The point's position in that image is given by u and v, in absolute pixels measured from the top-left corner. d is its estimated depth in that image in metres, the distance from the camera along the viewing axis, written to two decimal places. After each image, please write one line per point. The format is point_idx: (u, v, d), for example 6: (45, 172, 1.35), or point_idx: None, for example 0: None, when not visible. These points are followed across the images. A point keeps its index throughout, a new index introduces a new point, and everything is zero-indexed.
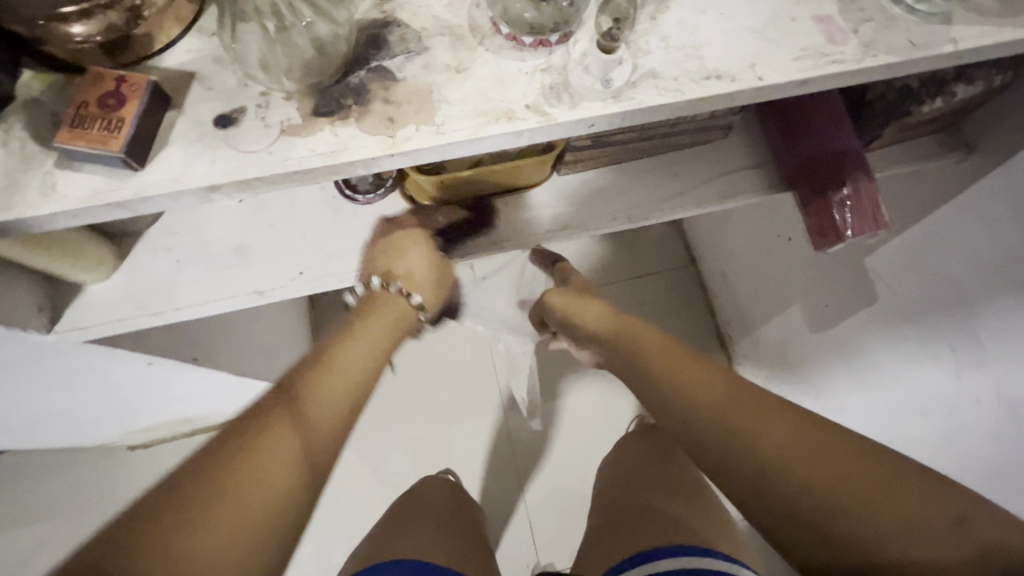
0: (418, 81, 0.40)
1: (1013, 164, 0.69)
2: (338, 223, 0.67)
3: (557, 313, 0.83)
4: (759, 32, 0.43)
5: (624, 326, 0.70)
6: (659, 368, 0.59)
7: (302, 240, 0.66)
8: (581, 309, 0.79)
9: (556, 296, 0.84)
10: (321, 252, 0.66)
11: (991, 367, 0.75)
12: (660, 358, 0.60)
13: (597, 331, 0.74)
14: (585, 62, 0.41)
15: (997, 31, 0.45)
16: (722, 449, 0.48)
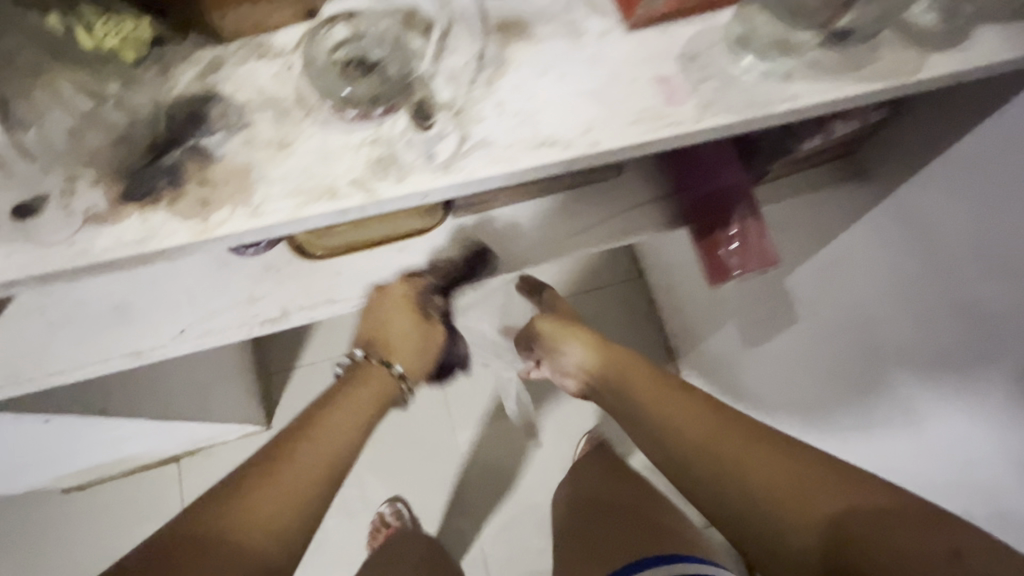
0: (237, 159, 0.39)
1: (902, 195, 0.71)
2: (226, 279, 0.65)
3: (547, 341, 0.82)
4: (597, 95, 0.43)
5: (617, 366, 0.73)
6: (657, 407, 0.64)
7: (183, 298, 0.64)
8: (571, 343, 0.78)
9: (547, 324, 0.82)
10: (204, 310, 0.64)
11: (900, 392, 0.77)
12: (656, 400, 0.64)
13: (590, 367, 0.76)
14: (414, 133, 0.40)
15: (835, 87, 0.45)
16: (717, 484, 0.53)
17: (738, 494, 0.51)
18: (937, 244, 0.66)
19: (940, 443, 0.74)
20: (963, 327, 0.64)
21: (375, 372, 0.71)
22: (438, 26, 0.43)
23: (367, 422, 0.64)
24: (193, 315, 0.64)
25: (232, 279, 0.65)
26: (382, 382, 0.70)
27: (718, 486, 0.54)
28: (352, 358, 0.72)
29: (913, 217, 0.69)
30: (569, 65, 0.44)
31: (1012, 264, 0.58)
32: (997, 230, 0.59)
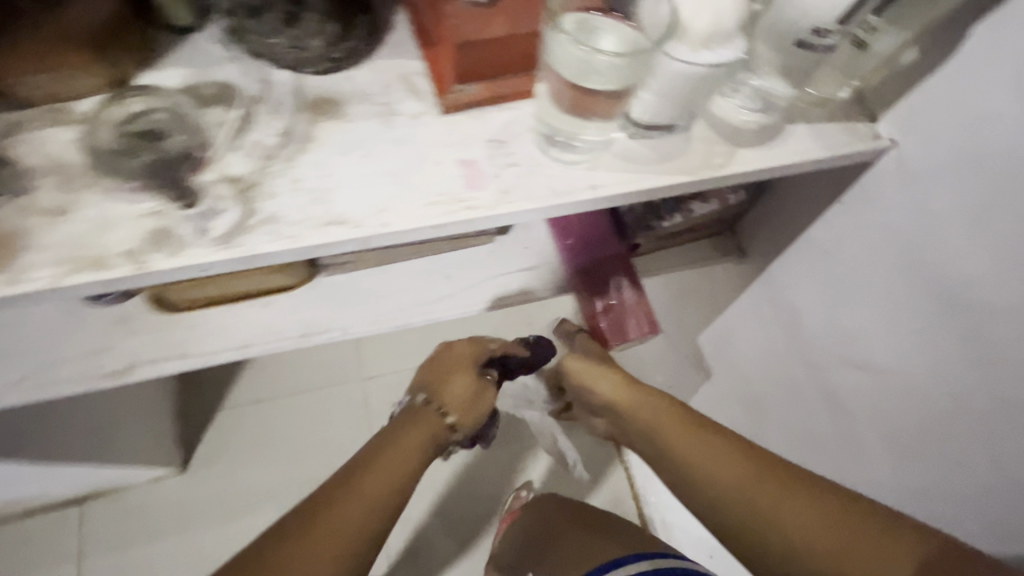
0: (9, 226, 0.39)
1: (772, 274, 0.72)
2: (77, 327, 0.63)
3: (575, 384, 0.66)
4: (398, 176, 0.44)
5: (643, 415, 0.57)
6: (678, 451, 0.51)
7: (29, 345, 0.62)
8: (595, 385, 0.62)
9: (576, 365, 0.65)
10: (49, 358, 0.62)
11: None
12: (669, 431, 0.53)
13: (597, 403, 0.64)
14: (194, 207, 0.40)
15: (640, 177, 0.46)
16: (746, 536, 0.46)
17: (769, 539, 0.44)
18: (804, 329, 0.68)
19: None
20: (836, 416, 0.66)
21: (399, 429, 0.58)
22: (250, 101, 0.45)
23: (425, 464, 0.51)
24: (36, 363, 0.61)
25: (85, 327, 0.63)
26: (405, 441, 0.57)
27: (743, 535, 0.46)
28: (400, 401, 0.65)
29: (780, 298, 0.72)
30: (376, 145, 0.45)
31: (869, 358, 0.59)
32: (852, 325, 0.61)
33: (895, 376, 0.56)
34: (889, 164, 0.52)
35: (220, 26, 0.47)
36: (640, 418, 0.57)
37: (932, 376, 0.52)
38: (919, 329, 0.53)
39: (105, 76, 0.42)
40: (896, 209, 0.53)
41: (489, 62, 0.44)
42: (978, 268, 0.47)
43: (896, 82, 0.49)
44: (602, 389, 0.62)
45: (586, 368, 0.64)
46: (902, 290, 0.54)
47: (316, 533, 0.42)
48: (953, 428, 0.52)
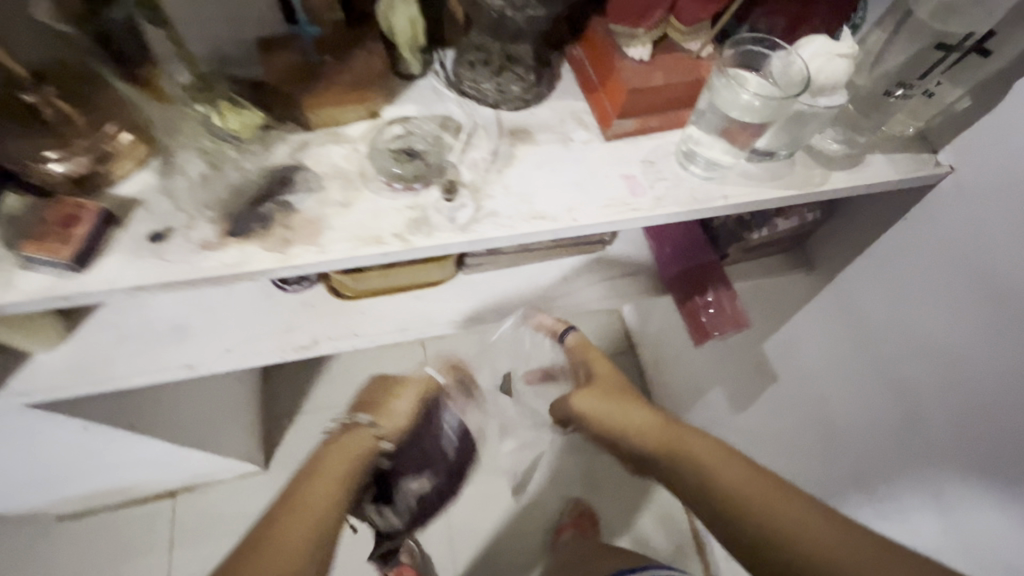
0: (312, 213, 0.53)
1: (838, 283, 0.85)
2: (276, 310, 0.78)
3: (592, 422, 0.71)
4: (579, 185, 0.58)
5: (676, 452, 0.58)
6: (716, 477, 0.53)
7: (235, 322, 0.77)
8: (621, 420, 0.66)
9: (590, 405, 0.70)
10: (249, 333, 0.77)
11: (851, 458, 0.89)
12: (714, 469, 0.53)
13: (607, 436, 0.68)
14: (443, 203, 0.55)
15: (759, 191, 0.60)
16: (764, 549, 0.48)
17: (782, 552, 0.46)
18: (868, 327, 0.80)
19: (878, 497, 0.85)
20: (898, 403, 0.77)
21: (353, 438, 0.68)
22: (467, 128, 0.60)
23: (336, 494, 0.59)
24: (241, 337, 0.76)
25: (279, 309, 0.78)
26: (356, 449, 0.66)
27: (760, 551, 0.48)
28: (353, 419, 0.71)
29: (845, 303, 0.84)
30: (560, 162, 0.59)
31: (930, 350, 0.71)
32: (914, 322, 0.73)
33: (953, 364, 0.68)
34: (948, 185, 0.65)
35: (438, 75, 0.63)
36: (677, 457, 0.57)
37: (987, 360, 0.64)
38: (973, 323, 0.65)
39: (370, 109, 0.58)
40: (955, 222, 0.66)
41: (646, 103, 0.59)
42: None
43: (953, 123, 0.63)
44: (630, 425, 0.64)
45: (613, 402, 0.68)
46: (959, 291, 0.66)
47: (258, 546, 0.50)
48: (1005, 391, 0.62)
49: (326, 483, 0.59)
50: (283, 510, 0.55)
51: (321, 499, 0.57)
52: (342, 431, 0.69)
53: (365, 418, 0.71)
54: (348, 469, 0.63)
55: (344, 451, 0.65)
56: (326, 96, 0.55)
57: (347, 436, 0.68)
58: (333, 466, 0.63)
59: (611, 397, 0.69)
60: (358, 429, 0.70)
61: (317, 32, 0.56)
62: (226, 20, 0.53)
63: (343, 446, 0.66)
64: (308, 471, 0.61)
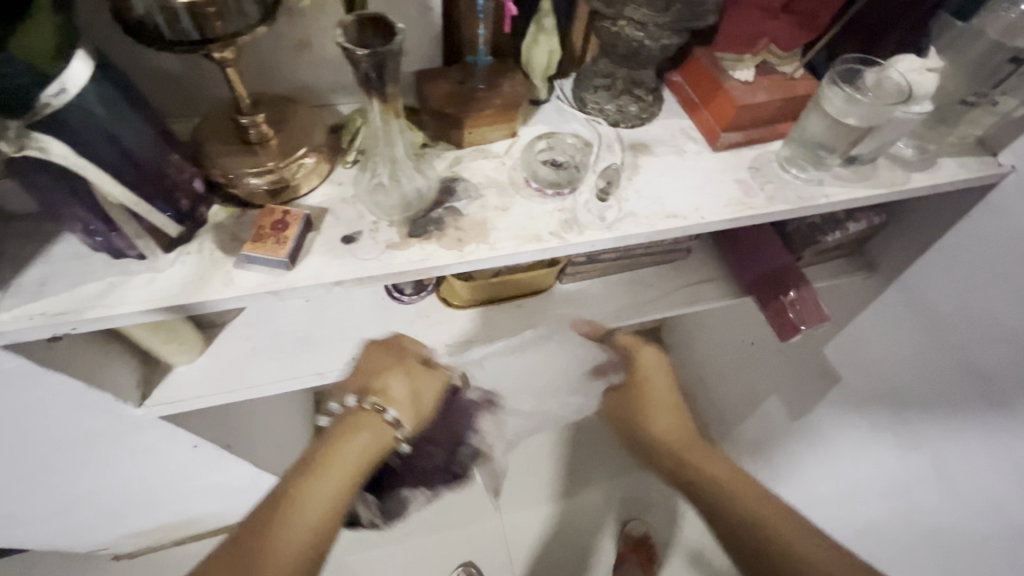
0: (477, 217, 0.60)
1: (904, 280, 0.93)
2: (393, 320, 0.84)
3: (616, 418, 0.80)
4: (700, 188, 0.65)
5: (685, 459, 0.68)
6: (719, 486, 0.64)
7: (356, 332, 0.82)
8: (648, 423, 0.74)
9: (619, 405, 0.79)
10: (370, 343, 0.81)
11: (927, 448, 0.95)
12: (715, 478, 0.65)
13: (627, 430, 0.78)
14: (591, 205, 0.62)
15: (854, 190, 0.68)
16: (735, 521, 0.60)
17: (729, 517, 0.61)
18: (939, 318, 0.87)
19: (951, 483, 0.91)
20: (978, 385, 0.82)
21: (363, 428, 0.60)
22: (594, 143, 0.67)
23: (332, 505, 0.53)
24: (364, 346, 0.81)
25: (395, 320, 0.84)
26: (368, 442, 0.59)
27: (736, 526, 0.60)
28: (343, 407, 0.63)
29: (912, 297, 0.92)
30: (679, 170, 0.67)
31: (1005, 331, 0.77)
32: (986, 307, 0.80)
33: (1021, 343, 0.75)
34: (1011, 182, 0.73)
35: (560, 100, 0.71)
36: (678, 460, 0.69)
37: None
38: None
39: (512, 128, 0.66)
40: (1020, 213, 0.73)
41: (750, 118, 0.67)
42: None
43: (1010, 130, 0.72)
44: (652, 426, 0.73)
45: (636, 407, 0.76)
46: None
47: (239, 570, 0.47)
48: None
49: (332, 484, 0.55)
50: (271, 524, 0.50)
51: (311, 511, 0.52)
52: (355, 416, 0.61)
53: (386, 417, 0.62)
54: (360, 471, 0.57)
55: (357, 440, 0.59)
56: (479, 118, 0.63)
57: (359, 416, 0.61)
58: (337, 465, 0.56)
59: (629, 392, 0.78)
60: (365, 414, 0.61)
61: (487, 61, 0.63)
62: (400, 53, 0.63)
63: (357, 429, 0.60)
64: (319, 457, 0.57)
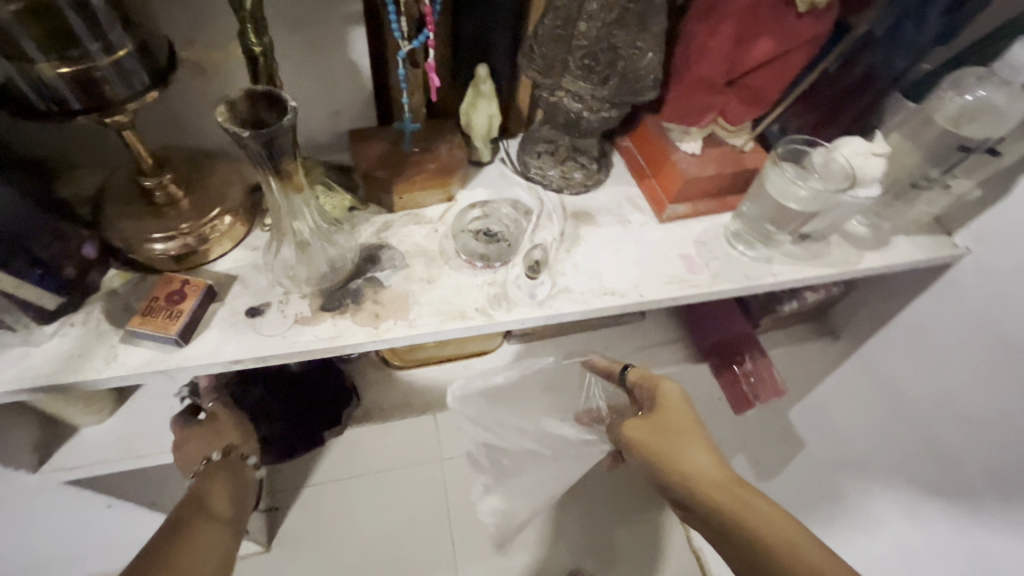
0: (399, 289, 0.56)
1: (865, 350, 0.89)
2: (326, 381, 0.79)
3: (642, 457, 0.60)
4: (642, 263, 0.62)
5: (750, 509, 0.51)
6: (784, 548, 0.47)
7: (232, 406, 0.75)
8: (686, 460, 0.56)
9: (648, 439, 0.59)
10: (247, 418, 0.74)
11: (897, 526, 0.90)
12: (770, 530, 0.48)
13: (657, 470, 0.58)
14: (524, 279, 0.58)
15: (802, 269, 0.65)
16: None
17: None
18: (901, 394, 0.84)
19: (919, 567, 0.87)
20: (942, 467, 0.79)
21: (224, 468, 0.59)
22: (534, 211, 0.64)
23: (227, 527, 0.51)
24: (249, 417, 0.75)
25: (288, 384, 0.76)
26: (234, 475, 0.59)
27: None
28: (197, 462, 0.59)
29: (872, 368, 0.88)
30: (621, 242, 0.64)
31: (970, 415, 0.74)
32: (949, 388, 0.76)
33: (988, 430, 0.72)
34: (967, 265, 0.71)
35: (504, 162, 0.68)
36: (728, 512, 0.51)
37: (1019, 428, 0.68)
38: (1010, 393, 0.68)
39: (448, 193, 0.62)
40: (981, 295, 0.70)
41: (698, 191, 0.65)
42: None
43: (965, 211, 0.70)
44: (693, 465, 0.56)
45: (670, 441, 0.58)
46: (995, 359, 0.69)
47: None
48: None
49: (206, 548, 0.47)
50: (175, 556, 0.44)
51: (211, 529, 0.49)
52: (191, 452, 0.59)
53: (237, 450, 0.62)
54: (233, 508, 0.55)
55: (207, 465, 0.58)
56: (412, 182, 0.59)
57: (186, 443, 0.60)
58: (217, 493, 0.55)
59: (660, 427, 0.59)
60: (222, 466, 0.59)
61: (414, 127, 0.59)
62: (330, 113, 0.59)
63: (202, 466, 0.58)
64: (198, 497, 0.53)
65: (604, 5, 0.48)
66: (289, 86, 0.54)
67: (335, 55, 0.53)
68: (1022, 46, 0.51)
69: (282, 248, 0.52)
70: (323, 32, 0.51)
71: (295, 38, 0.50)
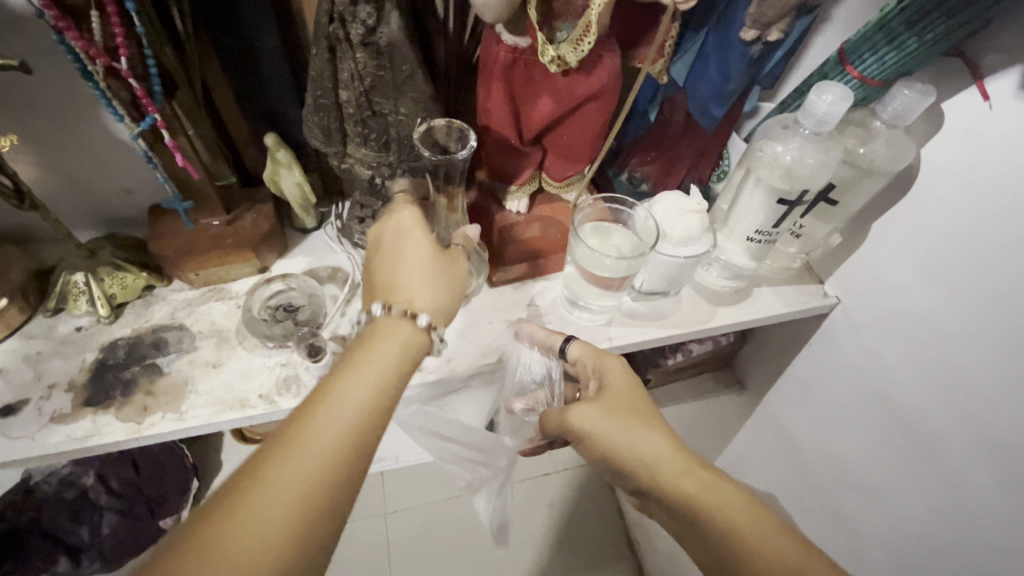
0: (179, 375, 0.52)
1: (770, 402, 0.81)
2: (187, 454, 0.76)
3: (590, 448, 0.47)
4: (461, 333, 0.58)
5: (710, 489, 0.42)
6: (753, 544, 0.39)
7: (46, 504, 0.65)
8: (632, 446, 0.45)
9: (597, 428, 0.46)
10: (71, 512, 0.66)
11: None
12: (734, 525, 0.40)
13: (613, 465, 0.46)
14: (312, 362, 0.53)
15: (644, 330, 0.60)
16: None
17: None
18: (800, 451, 0.75)
19: None
20: (842, 544, 0.68)
21: None
22: (351, 277, 0.60)
23: None
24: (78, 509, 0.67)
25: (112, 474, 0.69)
26: None
27: None
28: None
29: (774, 421, 0.80)
30: None
31: (860, 482, 0.65)
32: (842, 451, 0.67)
33: (882, 496, 0.62)
34: (841, 316, 0.65)
35: (331, 227, 0.64)
36: (691, 501, 0.42)
37: (909, 494, 0.58)
38: (895, 453, 0.59)
39: (255, 264, 0.59)
40: (855, 348, 0.63)
41: (530, 250, 0.60)
42: (988, 387, 0.49)
43: (833, 258, 0.64)
44: (640, 450, 0.45)
45: (622, 425, 0.46)
46: (874, 420, 0.62)
47: None
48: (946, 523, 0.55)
49: None
50: None
51: None
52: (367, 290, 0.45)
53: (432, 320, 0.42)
54: None
55: (426, 281, 0.43)
56: (207, 259, 0.56)
57: (414, 243, 0.45)
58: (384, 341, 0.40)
59: (613, 409, 0.47)
60: None
61: (191, 205, 0.53)
62: (123, 190, 0.56)
63: (383, 286, 0.43)
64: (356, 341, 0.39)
65: (354, 74, 0.45)
66: (57, 169, 0.52)
67: (98, 136, 0.51)
68: (817, 96, 0.47)
69: (89, 336, 0.54)
70: (71, 114, 0.49)
71: (38, 124, 0.48)
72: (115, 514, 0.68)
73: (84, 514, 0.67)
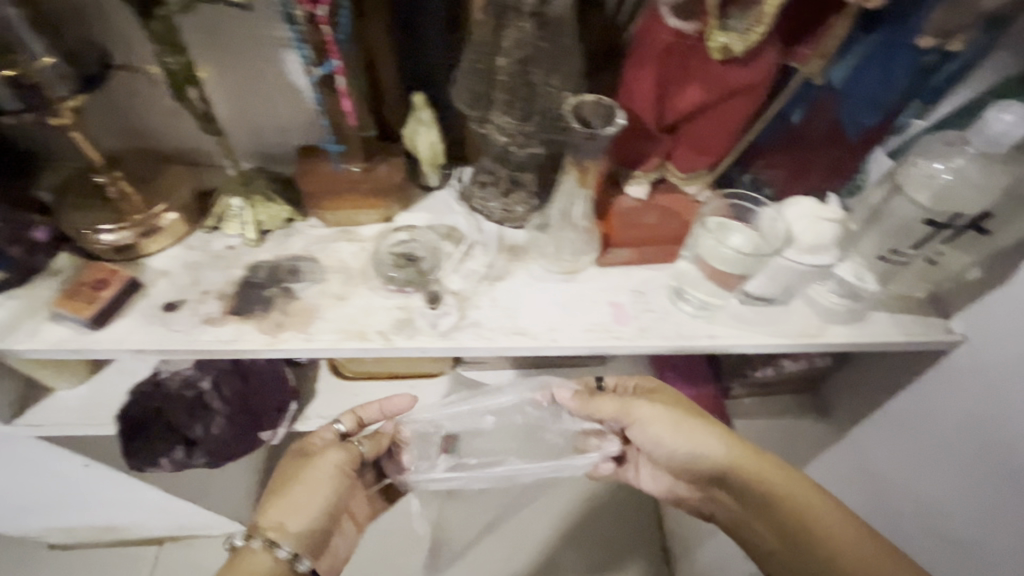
0: (309, 301, 0.57)
1: (855, 434, 0.78)
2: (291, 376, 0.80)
3: (651, 440, 0.63)
4: (565, 307, 0.60)
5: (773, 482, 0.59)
6: (812, 519, 0.57)
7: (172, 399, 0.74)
8: (701, 442, 0.61)
9: (656, 425, 0.62)
10: (190, 409, 0.74)
11: None
12: (793, 501, 0.58)
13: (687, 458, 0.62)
14: (428, 309, 0.57)
15: (748, 334, 0.59)
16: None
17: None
18: (881, 490, 0.73)
19: None
20: None
21: None
22: (467, 238, 0.63)
23: None
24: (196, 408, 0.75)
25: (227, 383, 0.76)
26: None
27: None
28: None
29: (855, 455, 0.78)
30: (551, 280, 0.61)
31: (951, 532, 0.63)
32: (931, 497, 0.65)
33: (971, 550, 0.60)
34: (960, 357, 0.60)
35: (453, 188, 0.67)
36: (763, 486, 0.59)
37: (1001, 551, 0.57)
38: (993, 509, 0.57)
39: (384, 213, 0.63)
40: (964, 395, 0.60)
41: (642, 238, 0.60)
42: None
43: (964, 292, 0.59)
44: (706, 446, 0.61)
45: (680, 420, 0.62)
46: (978, 473, 0.59)
47: None
48: None
49: None
50: None
51: None
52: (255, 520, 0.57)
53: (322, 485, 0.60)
54: None
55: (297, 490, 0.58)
56: (342, 201, 0.61)
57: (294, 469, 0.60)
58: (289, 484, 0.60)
59: (660, 404, 0.63)
60: None
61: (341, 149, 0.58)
62: (279, 128, 0.62)
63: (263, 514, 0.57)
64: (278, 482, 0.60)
65: (517, 42, 0.48)
66: (231, 102, 0.58)
67: (271, 76, 0.56)
68: (996, 114, 0.45)
69: (236, 254, 0.60)
70: (255, 53, 0.54)
71: (226, 58, 0.54)
72: (224, 420, 0.75)
73: (201, 414, 0.74)
